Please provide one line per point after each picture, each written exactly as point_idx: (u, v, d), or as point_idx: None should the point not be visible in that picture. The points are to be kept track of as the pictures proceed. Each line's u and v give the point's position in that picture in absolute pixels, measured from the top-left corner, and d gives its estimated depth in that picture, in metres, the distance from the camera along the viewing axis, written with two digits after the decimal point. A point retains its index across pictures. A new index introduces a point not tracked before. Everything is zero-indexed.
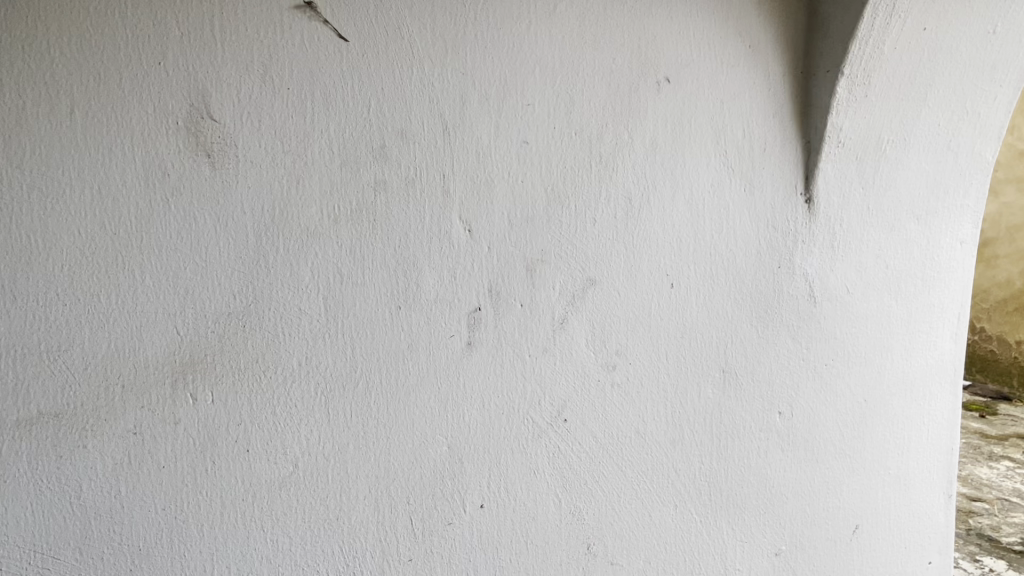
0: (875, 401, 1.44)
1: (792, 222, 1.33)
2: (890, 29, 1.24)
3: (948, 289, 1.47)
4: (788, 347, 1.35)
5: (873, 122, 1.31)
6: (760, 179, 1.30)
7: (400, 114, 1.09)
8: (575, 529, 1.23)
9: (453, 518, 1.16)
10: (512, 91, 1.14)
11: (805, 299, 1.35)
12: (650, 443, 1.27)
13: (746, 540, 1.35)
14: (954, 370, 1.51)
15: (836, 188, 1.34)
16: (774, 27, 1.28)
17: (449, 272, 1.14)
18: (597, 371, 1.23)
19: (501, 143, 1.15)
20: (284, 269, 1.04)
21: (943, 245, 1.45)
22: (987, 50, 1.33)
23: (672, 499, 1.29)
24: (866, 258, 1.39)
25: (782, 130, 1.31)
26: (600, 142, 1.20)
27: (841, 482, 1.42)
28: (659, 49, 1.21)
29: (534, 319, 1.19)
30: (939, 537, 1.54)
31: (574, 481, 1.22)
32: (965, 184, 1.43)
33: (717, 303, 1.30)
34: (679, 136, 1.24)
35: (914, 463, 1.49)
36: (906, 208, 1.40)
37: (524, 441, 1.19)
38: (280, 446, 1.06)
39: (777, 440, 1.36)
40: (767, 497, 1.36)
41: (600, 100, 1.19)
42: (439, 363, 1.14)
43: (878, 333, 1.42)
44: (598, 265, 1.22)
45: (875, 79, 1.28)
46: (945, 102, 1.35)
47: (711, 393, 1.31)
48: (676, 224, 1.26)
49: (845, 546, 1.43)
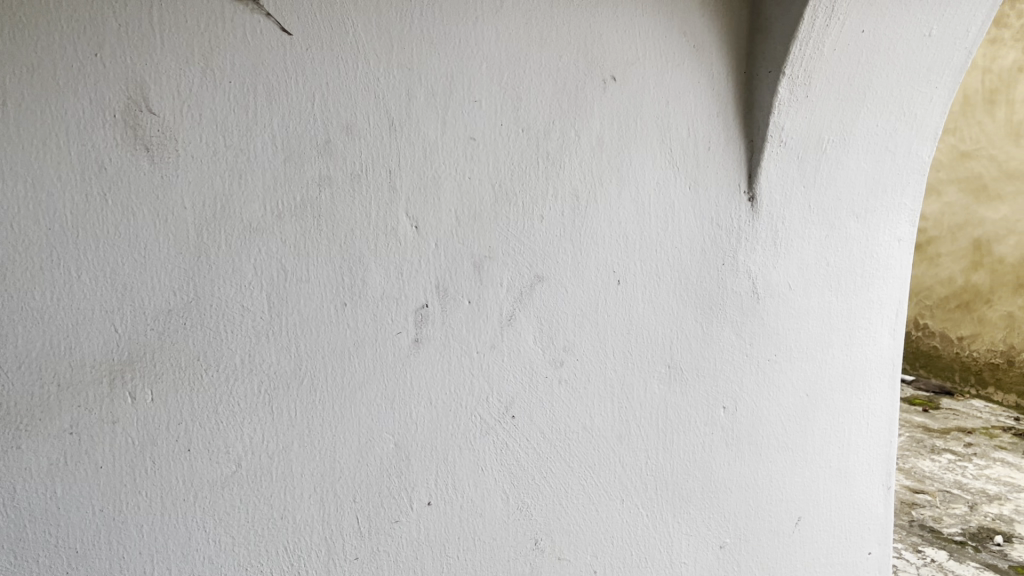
0: (817, 395, 1.47)
1: (736, 219, 1.35)
2: (829, 30, 1.26)
3: (887, 285, 1.50)
4: (732, 342, 1.37)
5: (813, 123, 1.34)
6: (705, 178, 1.32)
7: (345, 109, 1.08)
8: (522, 526, 1.24)
9: (400, 516, 1.17)
10: (459, 86, 1.14)
11: (748, 296, 1.37)
12: (597, 438, 1.29)
13: (692, 534, 1.37)
14: (893, 364, 1.55)
15: (779, 186, 1.36)
16: (718, 28, 1.29)
17: (396, 269, 1.14)
18: (545, 368, 1.24)
19: (447, 138, 1.15)
20: (226, 267, 1.04)
21: (883, 242, 1.48)
22: (925, 53, 1.35)
23: (619, 494, 1.31)
24: (807, 256, 1.41)
25: (725, 129, 1.32)
26: (548, 140, 1.21)
27: (784, 475, 1.45)
28: (606, 47, 1.22)
29: (481, 316, 1.19)
30: (878, 529, 1.58)
31: (522, 476, 1.24)
32: (902, 183, 1.46)
33: (664, 301, 1.31)
34: (626, 134, 1.25)
35: (855, 455, 1.53)
36: (846, 206, 1.42)
37: (472, 438, 1.20)
38: (223, 444, 1.06)
39: (721, 435, 1.38)
40: (712, 490, 1.38)
41: (548, 97, 1.20)
42: (387, 360, 1.14)
43: (820, 329, 1.45)
44: (546, 261, 1.23)
45: (814, 80, 1.30)
46: (883, 103, 1.38)
47: (658, 388, 1.32)
48: (624, 221, 1.27)
49: (787, 538, 1.46)
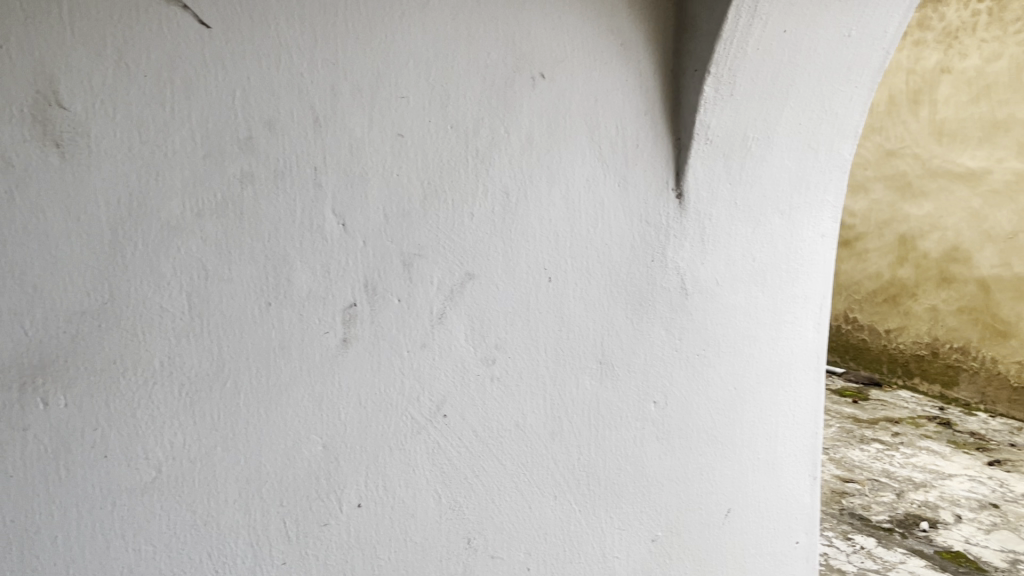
0: (745, 388, 1.49)
1: (665, 216, 1.36)
2: (752, 30, 1.27)
3: (811, 280, 1.53)
4: (662, 337, 1.39)
5: (738, 121, 1.36)
6: (633, 175, 1.33)
7: (268, 105, 1.06)
8: (454, 525, 1.23)
9: (329, 518, 1.15)
10: (385, 82, 1.13)
11: (677, 292, 1.39)
12: (529, 436, 1.29)
13: (624, 529, 1.39)
14: (818, 357, 1.58)
15: (706, 183, 1.37)
16: (645, 26, 1.31)
17: (322, 267, 1.11)
18: (476, 366, 1.23)
19: (374, 135, 1.13)
20: (144, 266, 1.00)
21: (807, 238, 1.51)
22: (845, 53, 1.38)
23: (551, 491, 1.31)
24: (733, 252, 1.43)
25: (653, 126, 1.33)
26: (476, 137, 1.20)
27: (713, 467, 1.47)
28: (534, 44, 1.22)
29: (411, 315, 1.18)
30: (805, 518, 1.61)
31: (454, 475, 1.23)
32: (825, 180, 1.49)
33: (594, 297, 1.32)
34: (555, 132, 1.25)
35: (782, 447, 1.56)
36: (771, 203, 1.45)
37: (402, 438, 1.19)
38: (142, 450, 1.02)
39: (652, 429, 1.40)
40: (643, 485, 1.40)
41: (476, 94, 1.19)
42: (314, 361, 1.12)
43: (746, 324, 1.48)
44: (476, 259, 1.22)
45: (738, 80, 1.32)
46: (806, 102, 1.41)
47: (589, 384, 1.33)
48: (555, 219, 1.27)
49: (717, 529, 1.49)
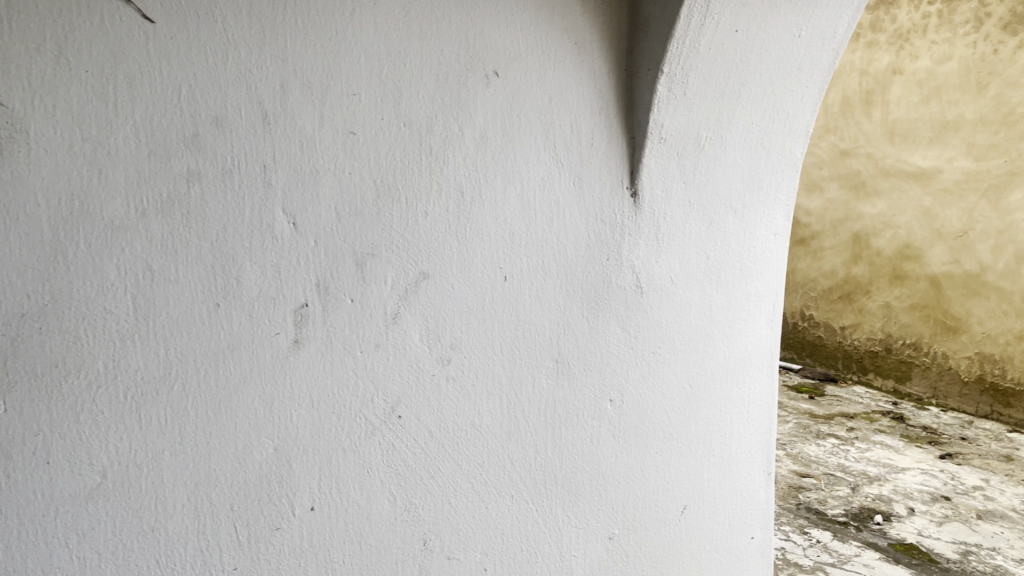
0: (700, 385, 1.50)
1: (620, 215, 1.36)
2: (704, 30, 1.28)
3: (763, 278, 1.55)
4: (618, 335, 1.39)
5: (691, 120, 1.37)
6: (588, 174, 1.33)
7: (215, 101, 1.03)
8: (410, 527, 1.22)
9: (281, 522, 1.13)
10: (336, 79, 1.11)
11: (632, 290, 1.39)
12: (485, 436, 1.28)
13: (581, 527, 1.39)
14: (771, 354, 1.60)
15: (660, 182, 1.38)
16: (598, 26, 1.31)
17: (272, 267, 1.10)
18: (432, 366, 1.22)
19: (325, 133, 1.11)
20: (86, 267, 0.97)
21: (760, 236, 1.53)
22: (795, 53, 1.40)
23: (508, 491, 1.31)
24: (688, 250, 1.44)
25: (607, 125, 1.34)
26: (430, 135, 1.19)
27: (669, 465, 1.48)
28: (487, 43, 1.21)
29: (365, 315, 1.17)
30: (759, 513, 1.63)
31: (409, 477, 1.22)
32: (777, 179, 1.51)
33: (549, 296, 1.32)
34: (509, 130, 1.25)
35: (737, 443, 1.57)
36: (724, 202, 1.46)
37: (356, 440, 1.18)
38: (86, 456, 0.99)
39: (608, 427, 1.40)
40: (600, 483, 1.40)
41: (429, 92, 1.18)
42: (265, 362, 1.10)
43: (701, 322, 1.49)
44: (431, 258, 1.21)
45: (691, 79, 1.33)
46: (757, 102, 1.42)
47: (545, 383, 1.33)
48: (510, 218, 1.27)
49: (673, 526, 1.50)
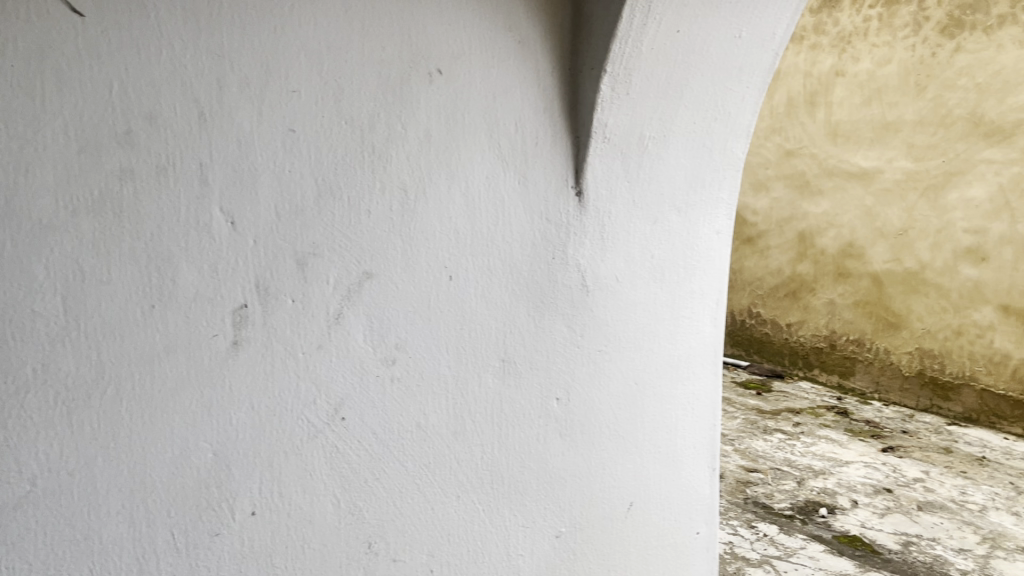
0: (645, 383, 1.51)
1: (565, 214, 1.36)
2: (646, 30, 1.29)
3: (707, 275, 1.57)
4: (564, 334, 1.39)
5: (634, 120, 1.38)
6: (533, 173, 1.33)
7: (148, 97, 1.00)
8: (354, 529, 1.21)
9: (221, 528, 1.11)
10: (276, 76, 1.09)
11: (578, 289, 1.40)
12: (431, 436, 1.27)
13: (528, 526, 1.39)
14: (715, 351, 1.62)
15: (604, 180, 1.38)
16: (542, 25, 1.31)
17: (209, 267, 1.07)
18: (376, 367, 1.21)
19: (264, 130, 1.09)
20: (13, 268, 0.94)
21: (703, 235, 1.54)
22: (736, 54, 1.42)
23: (454, 491, 1.30)
24: (632, 249, 1.45)
25: (552, 124, 1.34)
26: (372, 132, 1.17)
27: (615, 462, 1.49)
28: (430, 40, 1.20)
29: (307, 315, 1.15)
30: (705, 508, 1.65)
31: (353, 479, 1.20)
32: (719, 179, 1.53)
33: (495, 295, 1.31)
34: (453, 129, 1.24)
35: (682, 440, 1.59)
36: (668, 201, 1.47)
37: (299, 443, 1.16)
38: (14, 463, 0.96)
39: (555, 425, 1.40)
40: (547, 481, 1.40)
41: (372, 89, 1.16)
42: (202, 364, 1.07)
43: (646, 320, 1.50)
44: (374, 258, 1.19)
45: (634, 79, 1.33)
46: (700, 102, 1.43)
47: (491, 382, 1.32)
48: (454, 217, 1.26)
49: (619, 523, 1.50)
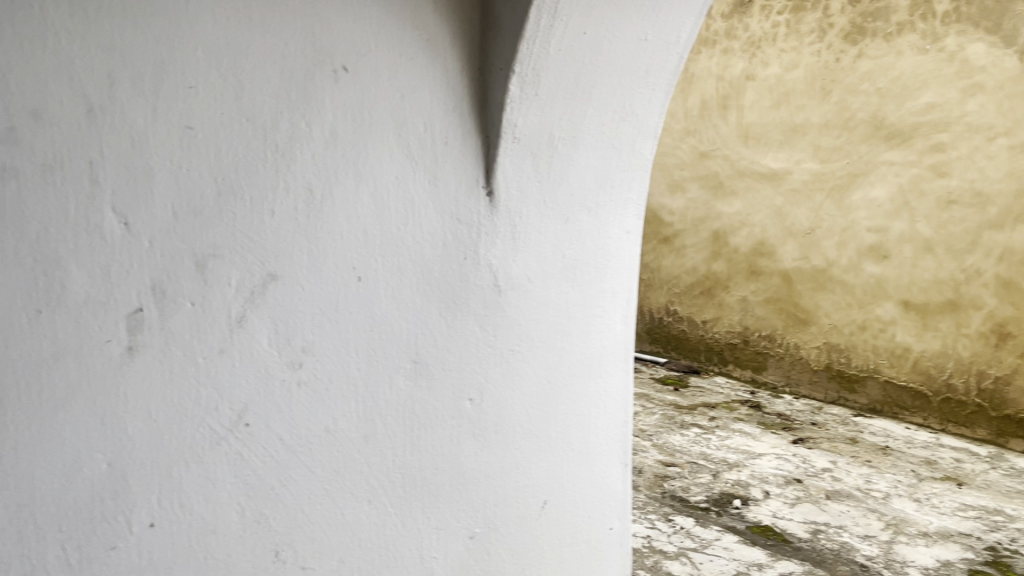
0: (558, 382, 1.52)
1: (476, 214, 1.36)
2: (553, 31, 1.30)
3: (618, 274, 1.59)
4: (476, 334, 1.39)
5: (544, 120, 1.38)
6: (443, 173, 1.32)
7: (32, 92, 0.95)
8: (260, 538, 1.18)
9: (117, 541, 1.06)
10: (171, 71, 1.05)
11: (490, 289, 1.39)
12: (340, 440, 1.25)
13: (442, 528, 1.38)
14: (626, 349, 1.64)
15: (514, 180, 1.39)
16: (450, 24, 1.30)
17: (101, 270, 1.02)
18: (282, 371, 1.18)
19: (160, 128, 1.05)
20: None
21: (614, 235, 1.56)
22: (643, 56, 1.44)
23: (365, 495, 1.28)
24: (544, 248, 1.46)
25: (461, 124, 1.33)
26: (275, 131, 1.14)
27: (529, 461, 1.49)
28: (334, 37, 1.17)
29: (207, 319, 1.11)
30: (618, 504, 1.67)
31: (259, 486, 1.17)
32: (628, 179, 1.55)
33: (406, 296, 1.30)
34: (360, 127, 1.22)
35: (595, 437, 1.60)
36: (578, 201, 1.49)
37: (200, 451, 1.12)
38: None
39: (468, 426, 1.40)
40: (461, 483, 1.40)
41: (273, 86, 1.13)
42: (95, 371, 1.03)
43: (558, 319, 1.51)
44: (279, 259, 1.16)
45: (543, 80, 1.34)
46: (608, 103, 1.45)
47: (403, 384, 1.31)
48: (363, 217, 1.24)
49: (533, 521, 1.51)
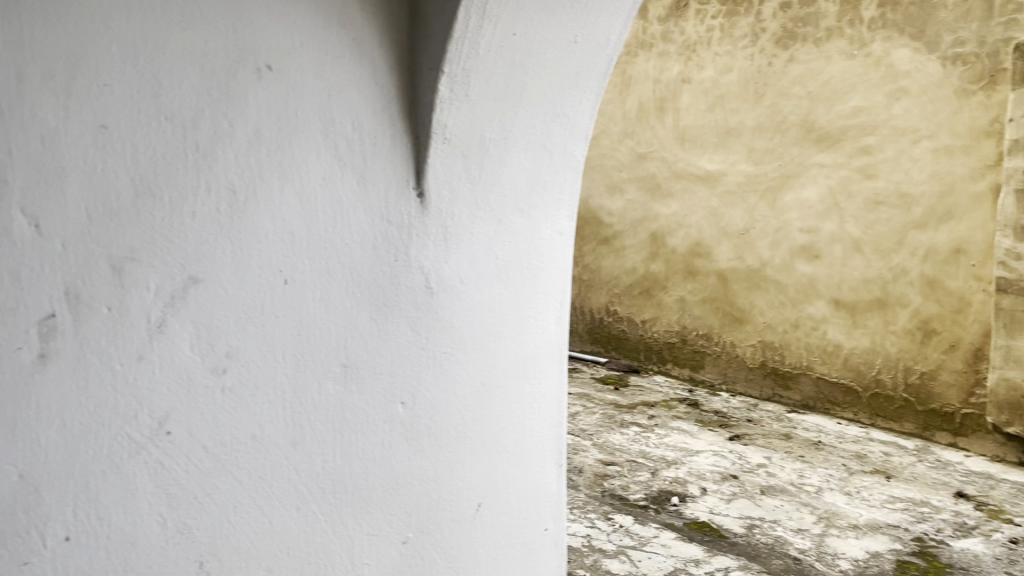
0: (492, 384, 1.52)
1: (406, 215, 1.35)
2: (482, 31, 1.30)
3: (551, 275, 1.58)
4: (408, 337, 1.37)
5: (474, 121, 1.38)
6: (372, 174, 1.30)
7: None
8: (183, 549, 1.15)
9: (29, 556, 1.03)
10: (84, 68, 1.01)
11: (422, 291, 1.38)
12: (267, 447, 1.22)
13: (374, 534, 1.37)
14: (560, 350, 1.64)
15: (446, 181, 1.38)
16: (378, 23, 1.29)
17: (10, 274, 0.98)
18: (205, 377, 1.15)
19: (72, 126, 1.01)
20: None
21: (546, 236, 1.56)
22: (573, 58, 1.44)
23: (294, 503, 1.26)
24: (476, 250, 1.45)
25: (391, 125, 1.32)
26: (196, 131, 1.11)
27: (463, 464, 1.48)
28: (257, 34, 1.15)
29: (125, 324, 1.07)
30: (553, 505, 1.67)
31: (181, 496, 1.14)
32: (561, 180, 1.55)
33: (335, 298, 1.28)
34: (285, 127, 1.20)
35: (530, 438, 1.60)
36: (510, 202, 1.49)
37: (119, 461, 1.08)
38: None
39: (400, 430, 1.38)
40: (393, 487, 1.38)
41: (194, 84, 1.10)
42: (4, 379, 0.99)
43: (492, 320, 1.50)
44: (200, 262, 1.13)
45: (472, 80, 1.34)
46: (540, 105, 1.45)
47: (332, 389, 1.29)
48: (289, 219, 1.21)
49: (468, 525, 1.50)
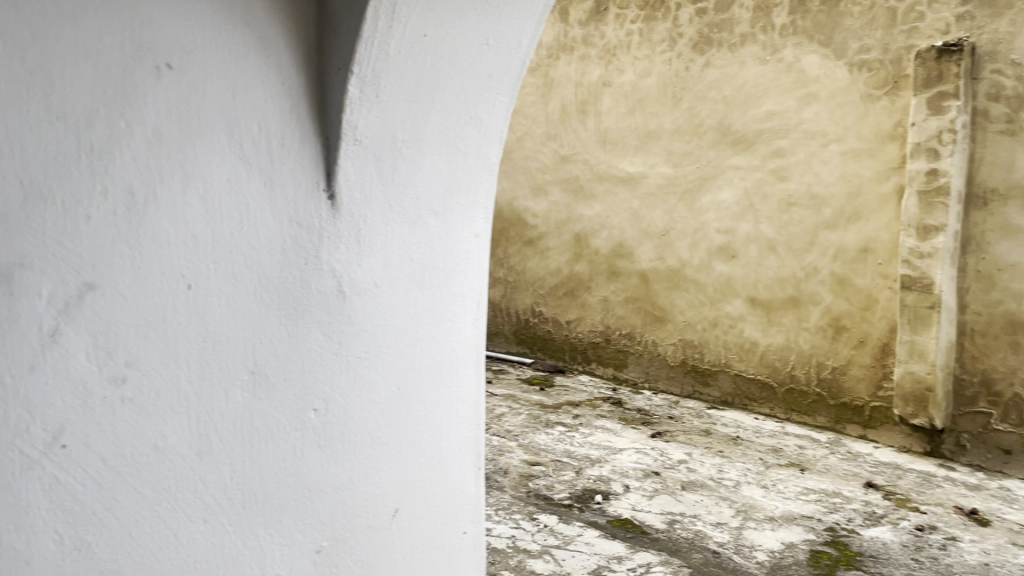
0: (408, 388, 1.50)
1: (316, 218, 1.32)
2: (392, 32, 1.29)
3: (467, 278, 1.57)
4: (320, 342, 1.35)
5: (386, 122, 1.37)
6: (280, 176, 1.27)
7: None
8: (82, 566, 1.11)
9: None
10: None
11: (334, 295, 1.36)
12: (171, 458, 1.18)
13: (286, 544, 1.34)
14: (477, 351, 1.62)
15: (357, 184, 1.36)
16: (285, 23, 1.26)
17: None
18: (103, 388, 1.11)
19: None
20: None
21: (462, 239, 1.55)
22: (486, 60, 1.45)
23: (200, 515, 1.22)
24: (390, 253, 1.44)
25: (300, 126, 1.29)
26: (90, 131, 1.07)
27: (379, 470, 1.47)
28: (156, 32, 1.11)
29: (15, 334, 1.03)
30: (472, 508, 1.66)
31: (79, 512, 1.10)
32: (476, 183, 1.55)
33: (242, 304, 1.25)
34: (187, 128, 1.16)
35: (447, 442, 1.59)
36: (425, 205, 1.47)
37: (9, 477, 1.03)
38: None
39: (313, 438, 1.36)
40: (306, 496, 1.36)
41: (87, 83, 1.06)
42: None
43: (407, 324, 1.49)
44: (97, 268, 1.09)
45: (383, 81, 1.33)
46: (453, 107, 1.44)
47: (241, 397, 1.26)
48: (192, 222, 1.18)
49: (384, 531, 1.49)
